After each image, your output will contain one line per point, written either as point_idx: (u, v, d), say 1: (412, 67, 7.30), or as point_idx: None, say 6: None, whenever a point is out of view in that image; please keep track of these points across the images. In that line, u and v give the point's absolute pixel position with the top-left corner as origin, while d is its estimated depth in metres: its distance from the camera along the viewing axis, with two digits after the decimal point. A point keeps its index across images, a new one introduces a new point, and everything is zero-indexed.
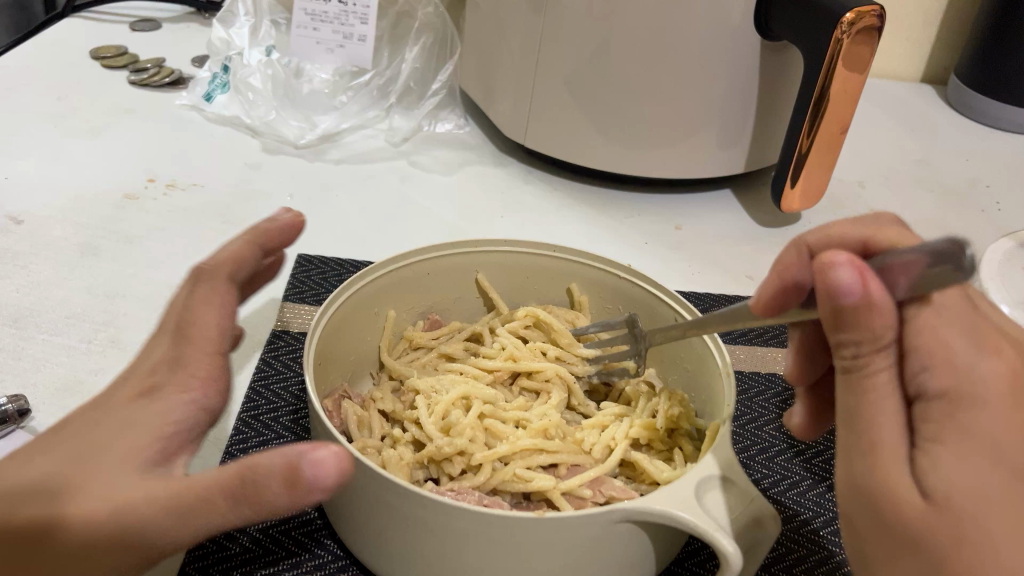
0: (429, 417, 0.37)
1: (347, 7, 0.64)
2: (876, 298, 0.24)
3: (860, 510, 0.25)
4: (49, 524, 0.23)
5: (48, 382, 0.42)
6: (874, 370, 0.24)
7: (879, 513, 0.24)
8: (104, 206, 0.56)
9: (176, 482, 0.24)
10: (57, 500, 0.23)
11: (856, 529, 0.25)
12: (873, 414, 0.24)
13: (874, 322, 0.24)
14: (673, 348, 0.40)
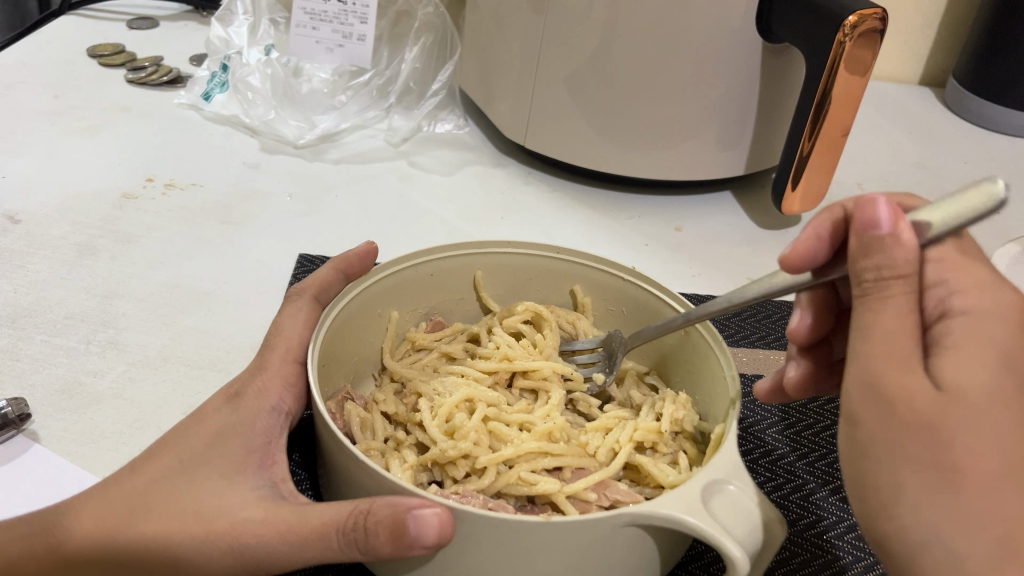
0: (432, 421, 0.37)
1: (346, 7, 0.64)
2: (904, 238, 0.25)
3: (867, 419, 0.24)
4: (184, 537, 0.29)
5: (48, 383, 0.42)
6: (891, 292, 0.25)
7: (889, 409, 0.24)
8: (102, 205, 0.55)
9: (290, 518, 0.29)
10: (189, 517, 0.29)
11: (856, 439, 0.25)
12: (884, 323, 0.25)
13: (897, 253, 0.25)
14: (677, 350, 0.40)
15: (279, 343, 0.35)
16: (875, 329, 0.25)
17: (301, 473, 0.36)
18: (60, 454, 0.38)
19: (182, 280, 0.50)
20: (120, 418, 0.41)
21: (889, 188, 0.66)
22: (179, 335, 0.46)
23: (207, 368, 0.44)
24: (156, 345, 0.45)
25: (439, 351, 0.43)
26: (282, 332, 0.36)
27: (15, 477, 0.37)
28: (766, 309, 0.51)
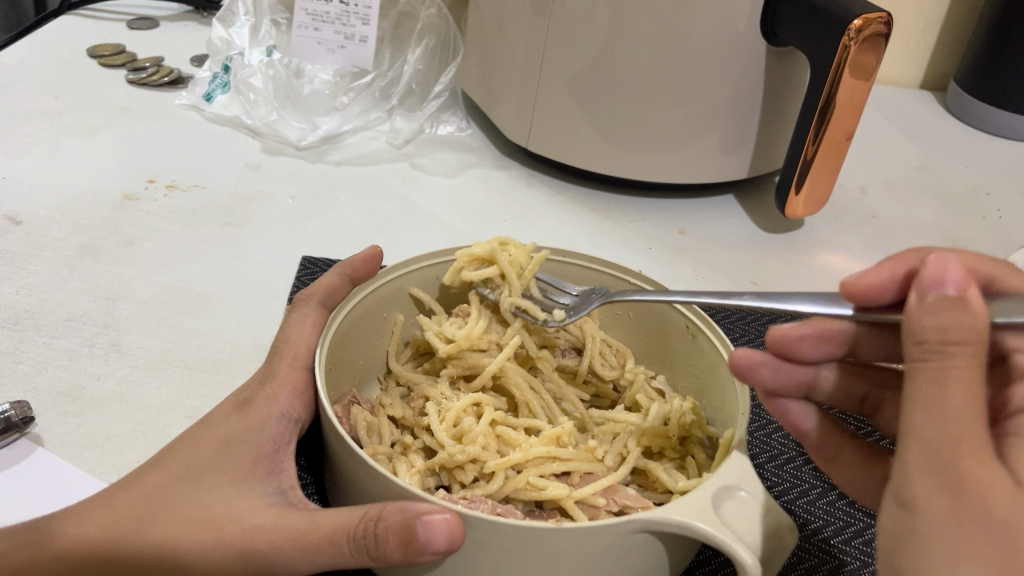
0: (440, 425, 0.36)
1: (348, 8, 0.64)
2: (971, 307, 0.23)
3: (935, 499, 0.22)
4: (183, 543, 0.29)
5: (51, 386, 0.42)
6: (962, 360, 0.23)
7: (964, 493, 0.21)
8: (103, 206, 0.55)
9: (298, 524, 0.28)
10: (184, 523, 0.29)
11: (910, 521, 0.22)
12: (967, 395, 0.22)
13: (954, 323, 0.22)
14: (684, 354, 0.40)
15: (285, 351, 0.35)
16: (939, 406, 0.22)
17: (307, 477, 0.36)
18: (64, 457, 0.38)
19: (185, 282, 0.50)
20: (124, 422, 0.40)
21: (891, 192, 0.67)
22: (182, 338, 0.46)
23: (211, 371, 0.44)
24: (159, 347, 0.45)
25: (444, 353, 0.43)
26: (289, 338, 0.35)
27: (19, 482, 0.37)
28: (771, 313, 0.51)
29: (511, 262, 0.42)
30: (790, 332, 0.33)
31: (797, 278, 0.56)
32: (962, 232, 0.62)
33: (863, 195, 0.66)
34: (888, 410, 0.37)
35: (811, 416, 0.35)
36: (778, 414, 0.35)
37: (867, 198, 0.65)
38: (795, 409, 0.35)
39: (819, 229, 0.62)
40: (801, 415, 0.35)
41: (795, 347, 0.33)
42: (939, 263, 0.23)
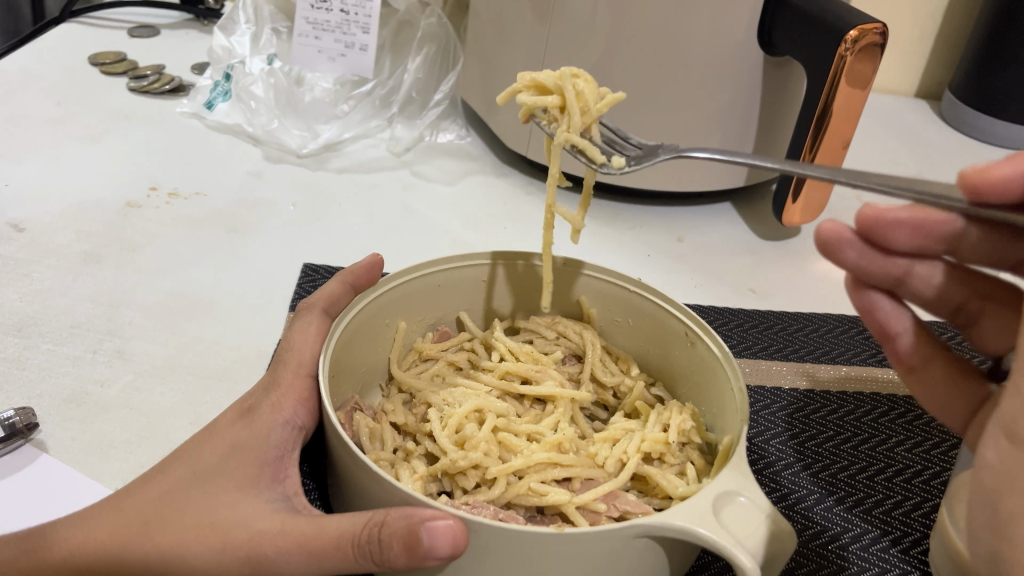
0: (442, 431, 0.37)
1: (349, 16, 0.65)
2: None
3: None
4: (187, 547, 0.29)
5: (55, 392, 0.42)
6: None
7: None
8: (105, 213, 0.55)
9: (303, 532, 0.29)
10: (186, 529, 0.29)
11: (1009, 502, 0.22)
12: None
13: None
14: (684, 361, 0.40)
15: (290, 360, 0.35)
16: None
17: (310, 483, 0.37)
18: (69, 463, 0.38)
19: (188, 288, 0.50)
20: (128, 428, 0.41)
21: (887, 200, 0.67)
22: (186, 344, 0.46)
23: (214, 377, 0.44)
24: (162, 354, 0.45)
25: (445, 360, 0.43)
26: (294, 346, 0.36)
27: (24, 488, 0.37)
28: (769, 320, 0.52)
29: (578, 98, 0.40)
30: (888, 217, 0.32)
31: (795, 285, 0.57)
32: None
33: (859, 203, 0.67)
34: (986, 324, 0.37)
35: (906, 318, 0.34)
36: (865, 310, 0.34)
37: (863, 206, 0.66)
38: (886, 306, 0.34)
39: (817, 237, 0.62)
40: (891, 314, 0.34)
41: (889, 232, 0.33)
42: (997, 165, 0.28)
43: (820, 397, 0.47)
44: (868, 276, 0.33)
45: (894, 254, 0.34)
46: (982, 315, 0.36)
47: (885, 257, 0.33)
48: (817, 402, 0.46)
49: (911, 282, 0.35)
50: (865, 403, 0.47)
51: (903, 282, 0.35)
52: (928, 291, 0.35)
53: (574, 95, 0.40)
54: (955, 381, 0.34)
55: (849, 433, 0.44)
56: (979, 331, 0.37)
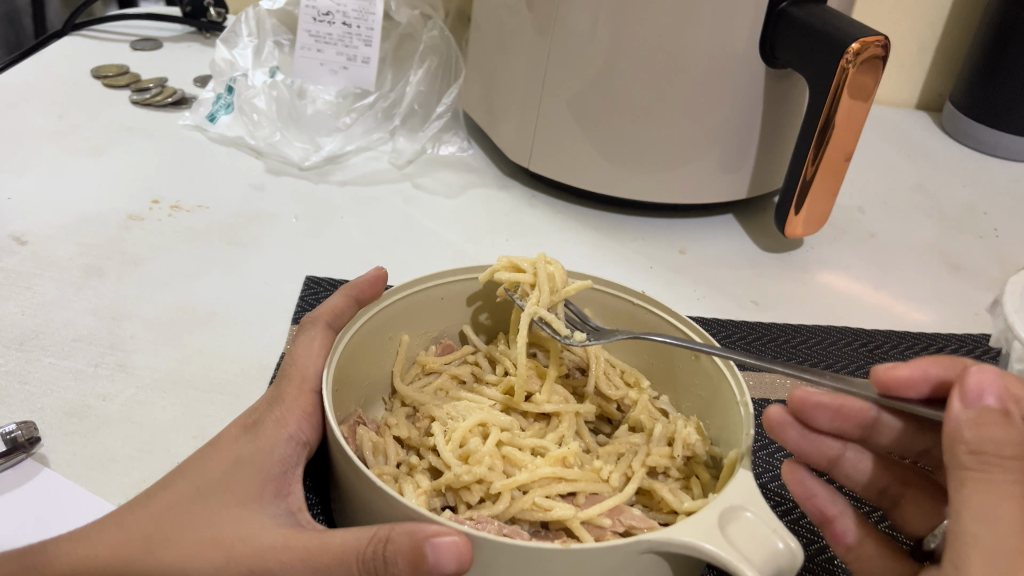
0: (446, 445, 0.37)
1: (351, 29, 0.66)
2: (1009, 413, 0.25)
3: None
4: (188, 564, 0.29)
5: (56, 406, 0.42)
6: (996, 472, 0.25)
7: None
8: (107, 226, 0.55)
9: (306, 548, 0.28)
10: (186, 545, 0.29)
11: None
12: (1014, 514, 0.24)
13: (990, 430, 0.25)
14: (689, 374, 0.40)
15: (294, 374, 0.35)
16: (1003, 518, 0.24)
17: (313, 498, 0.36)
18: (70, 478, 0.38)
19: (190, 301, 0.50)
20: (130, 443, 0.40)
21: (889, 211, 0.67)
22: (187, 358, 0.46)
23: (216, 391, 0.44)
24: (164, 367, 0.45)
25: (449, 374, 0.43)
26: (296, 361, 0.35)
27: (24, 503, 0.37)
28: (772, 332, 0.52)
29: (550, 281, 0.43)
30: (812, 400, 0.36)
31: (798, 297, 0.57)
32: (961, 253, 0.62)
33: (861, 214, 0.67)
34: (910, 508, 0.38)
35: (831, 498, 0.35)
36: (805, 495, 0.35)
37: (865, 217, 0.66)
38: (819, 491, 0.35)
39: (819, 249, 0.62)
40: (825, 498, 0.35)
41: (813, 414, 0.36)
42: (898, 366, 0.31)
43: None
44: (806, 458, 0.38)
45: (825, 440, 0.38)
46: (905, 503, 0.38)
47: (813, 435, 0.37)
48: None
49: (843, 465, 0.38)
50: None
51: (835, 463, 0.38)
52: (858, 475, 0.38)
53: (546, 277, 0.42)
54: (892, 557, 0.34)
55: None
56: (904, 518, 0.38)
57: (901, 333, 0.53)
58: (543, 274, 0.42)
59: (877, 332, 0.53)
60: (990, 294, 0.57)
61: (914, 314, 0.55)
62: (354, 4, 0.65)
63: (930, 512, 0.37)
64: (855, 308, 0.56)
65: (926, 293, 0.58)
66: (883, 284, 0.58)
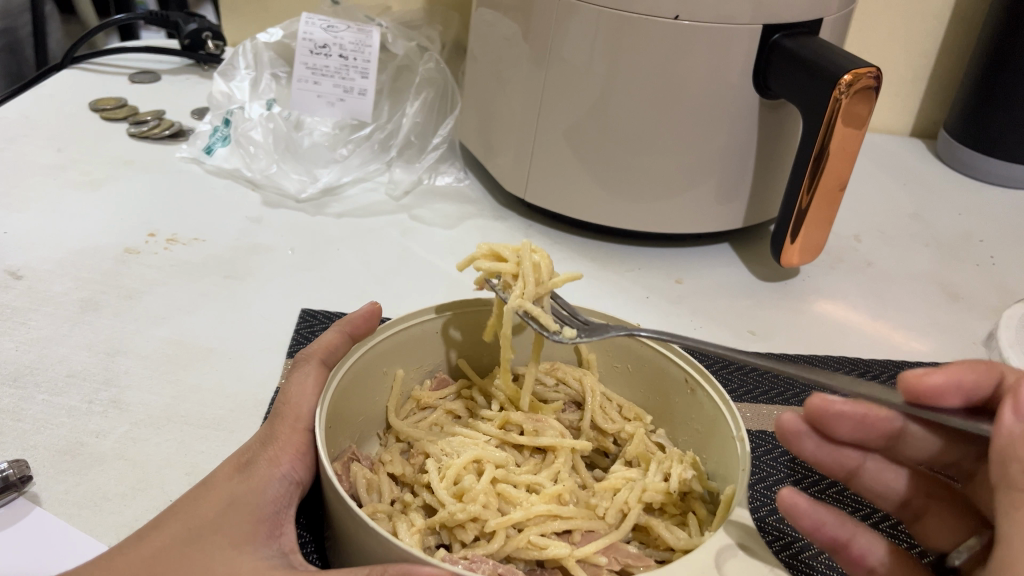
0: (440, 482, 0.36)
1: (348, 62, 0.66)
2: None
3: None
4: None
5: (49, 444, 0.41)
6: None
7: None
8: (104, 260, 0.55)
9: None
10: None
11: None
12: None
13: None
14: (686, 408, 0.40)
15: (288, 413, 0.35)
16: None
17: (306, 535, 0.36)
18: (62, 518, 0.38)
19: (185, 336, 0.50)
20: (123, 481, 0.40)
21: (886, 240, 0.67)
22: (182, 393, 0.46)
23: (210, 428, 0.44)
24: (159, 403, 0.45)
25: (444, 409, 0.43)
26: (290, 399, 0.35)
27: (14, 544, 0.36)
28: (769, 363, 0.52)
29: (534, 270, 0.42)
30: (831, 409, 0.34)
31: (796, 327, 0.56)
32: (958, 282, 0.62)
33: (858, 243, 0.67)
34: (932, 521, 0.37)
35: (850, 517, 0.34)
36: (812, 526, 0.33)
37: (862, 246, 0.66)
38: (829, 518, 0.33)
39: (816, 278, 0.62)
40: (836, 524, 0.33)
41: (832, 422, 0.34)
42: (929, 372, 0.30)
43: None
44: (822, 465, 0.36)
45: (846, 447, 0.36)
46: (928, 514, 0.37)
47: (833, 445, 0.36)
48: None
49: (862, 474, 0.37)
50: None
51: (855, 474, 0.37)
52: (881, 484, 0.37)
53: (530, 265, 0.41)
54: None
55: None
56: (924, 527, 0.37)
57: (898, 363, 0.53)
58: (527, 262, 0.42)
59: (875, 362, 0.53)
60: (989, 323, 0.57)
61: (912, 344, 0.55)
62: (351, 37, 0.66)
63: (955, 526, 0.36)
64: (854, 338, 0.56)
65: (924, 322, 0.57)
66: (881, 313, 0.58)
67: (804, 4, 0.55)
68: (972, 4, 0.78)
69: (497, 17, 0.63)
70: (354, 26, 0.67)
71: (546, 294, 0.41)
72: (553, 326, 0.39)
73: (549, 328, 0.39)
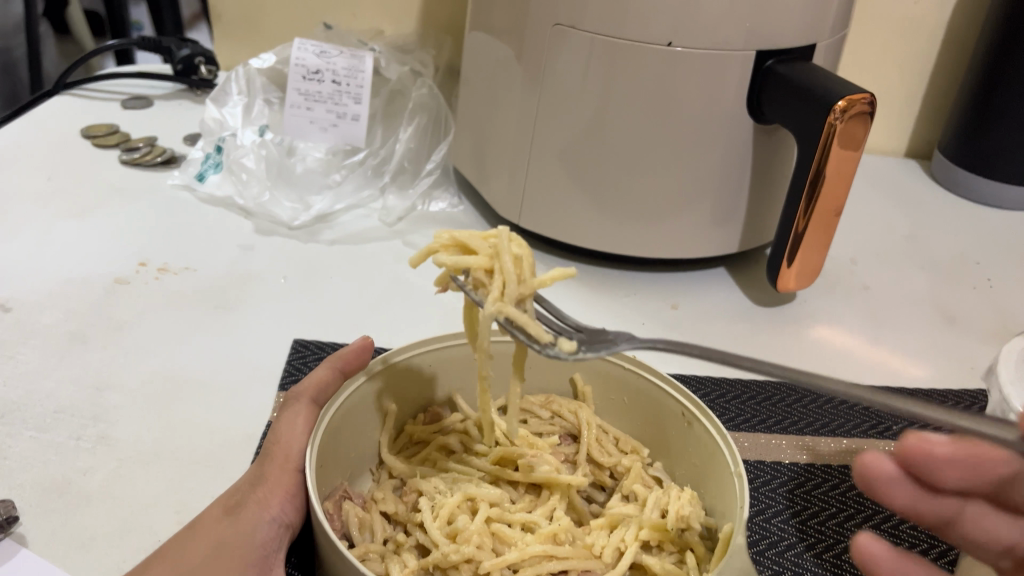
0: (433, 522, 0.36)
1: (340, 87, 0.66)
2: None
3: None
4: None
5: (35, 483, 0.41)
6: None
7: None
8: (93, 291, 0.55)
9: None
10: None
11: None
12: None
13: None
14: (682, 442, 0.39)
15: (277, 453, 0.34)
16: None
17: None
18: (47, 560, 0.37)
19: (176, 368, 0.49)
20: (110, 521, 0.39)
21: (883, 263, 0.67)
22: (171, 428, 0.45)
23: (200, 464, 0.43)
24: (148, 439, 0.44)
25: (437, 443, 0.42)
26: (280, 439, 0.35)
27: None
28: (767, 391, 0.51)
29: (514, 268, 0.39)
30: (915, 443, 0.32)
31: (794, 354, 0.56)
32: (956, 305, 0.62)
33: (855, 266, 0.66)
34: None
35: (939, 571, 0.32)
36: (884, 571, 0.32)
37: (859, 269, 0.66)
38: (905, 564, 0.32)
39: (813, 302, 0.62)
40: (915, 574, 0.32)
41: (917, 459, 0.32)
42: None
43: (821, 471, 0.46)
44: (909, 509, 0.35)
45: (943, 492, 0.34)
46: None
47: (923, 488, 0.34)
48: (818, 476, 0.45)
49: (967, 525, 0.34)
50: None
51: (955, 522, 0.35)
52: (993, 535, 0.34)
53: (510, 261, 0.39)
54: None
55: (853, 510, 0.43)
56: None
57: (898, 390, 0.52)
58: (507, 257, 0.38)
59: (874, 389, 0.52)
60: (988, 347, 0.56)
61: (911, 370, 0.55)
62: (344, 62, 0.66)
63: None
64: (852, 364, 0.55)
65: (923, 346, 0.57)
66: (879, 338, 0.58)
67: (796, 30, 0.55)
68: (963, 26, 0.79)
69: (491, 42, 0.63)
70: (347, 52, 0.67)
71: (529, 295, 0.38)
72: (544, 335, 0.35)
73: (541, 339, 0.35)
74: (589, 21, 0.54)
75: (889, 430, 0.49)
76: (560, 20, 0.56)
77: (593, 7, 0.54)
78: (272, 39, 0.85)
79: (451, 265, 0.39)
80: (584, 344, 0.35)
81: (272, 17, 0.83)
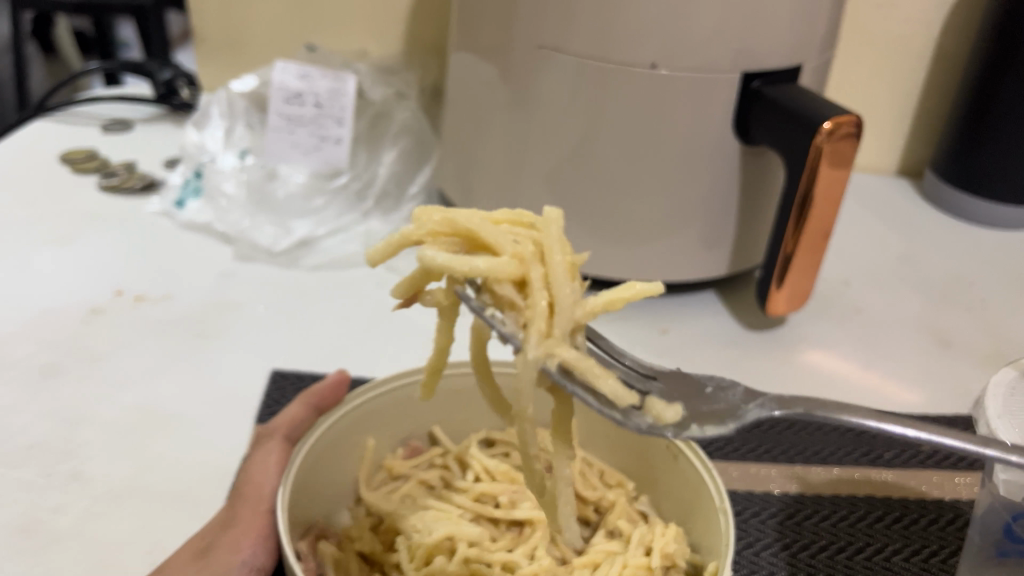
0: (410, 563, 0.35)
1: (323, 110, 0.66)
2: None
3: None
4: None
5: (3, 523, 0.39)
6: None
7: None
8: (69, 322, 0.53)
9: None
10: None
11: None
12: None
13: None
14: (667, 476, 0.39)
15: (250, 493, 0.33)
16: None
17: None
18: None
19: (153, 401, 0.48)
20: (81, 563, 0.38)
21: (874, 284, 0.66)
22: (147, 464, 0.44)
23: (175, 501, 0.42)
24: (122, 475, 0.43)
25: (417, 479, 0.40)
26: (252, 479, 0.34)
27: None
28: (756, 419, 0.50)
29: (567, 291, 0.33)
30: None
31: (785, 379, 0.55)
32: (949, 327, 0.61)
33: (846, 288, 0.65)
34: None
35: None
36: None
37: (849, 291, 0.65)
38: None
39: (803, 325, 0.61)
40: None
41: None
42: None
43: (812, 501, 0.44)
44: None
45: None
46: None
47: None
48: (809, 507, 0.44)
49: None
50: (859, 507, 0.44)
51: None
52: None
53: (560, 271, 0.33)
54: None
55: (845, 542, 0.42)
56: None
57: (890, 416, 0.51)
58: (560, 274, 0.33)
59: None
60: (982, 371, 0.56)
61: (904, 394, 0.54)
62: (326, 86, 0.65)
63: None
64: (843, 390, 0.54)
65: (915, 370, 0.56)
66: (871, 362, 0.57)
67: (783, 51, 0.55)
68: (951, 45, 0.78)
69: (477, 63, 0.62)
70: (329, 75, 0.66)
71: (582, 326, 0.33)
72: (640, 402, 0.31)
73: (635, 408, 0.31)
74: (574, 43, 0.54)
75: (881, 457, 0.48)
76: (544, 42, 0.55)
77: (578, 29, 0.53)
78: (255, 62, 0.84)
79: (491, 270, 0.32)
80: (693, 417, 0.31)
81: (255, 40, 0.83)
